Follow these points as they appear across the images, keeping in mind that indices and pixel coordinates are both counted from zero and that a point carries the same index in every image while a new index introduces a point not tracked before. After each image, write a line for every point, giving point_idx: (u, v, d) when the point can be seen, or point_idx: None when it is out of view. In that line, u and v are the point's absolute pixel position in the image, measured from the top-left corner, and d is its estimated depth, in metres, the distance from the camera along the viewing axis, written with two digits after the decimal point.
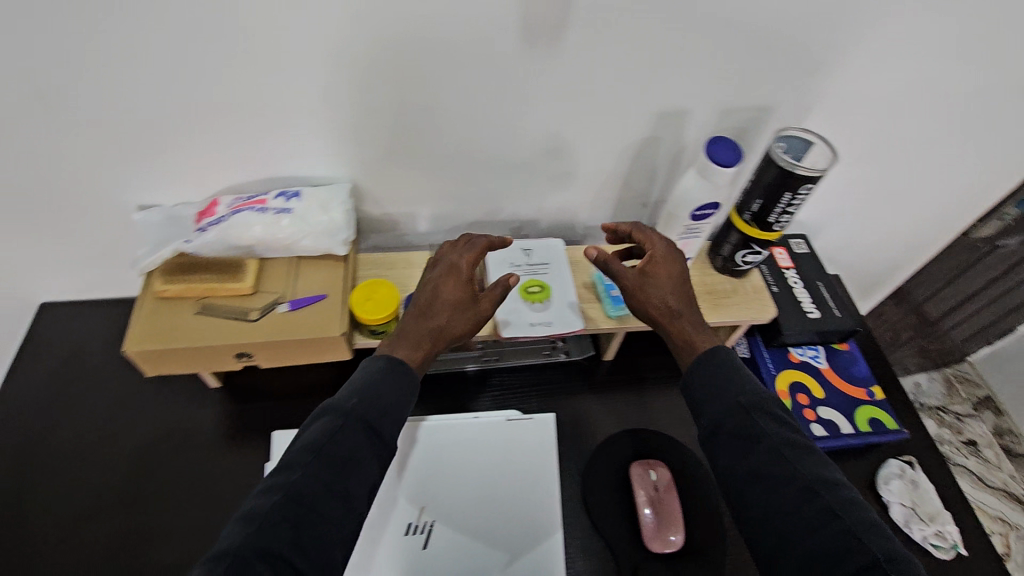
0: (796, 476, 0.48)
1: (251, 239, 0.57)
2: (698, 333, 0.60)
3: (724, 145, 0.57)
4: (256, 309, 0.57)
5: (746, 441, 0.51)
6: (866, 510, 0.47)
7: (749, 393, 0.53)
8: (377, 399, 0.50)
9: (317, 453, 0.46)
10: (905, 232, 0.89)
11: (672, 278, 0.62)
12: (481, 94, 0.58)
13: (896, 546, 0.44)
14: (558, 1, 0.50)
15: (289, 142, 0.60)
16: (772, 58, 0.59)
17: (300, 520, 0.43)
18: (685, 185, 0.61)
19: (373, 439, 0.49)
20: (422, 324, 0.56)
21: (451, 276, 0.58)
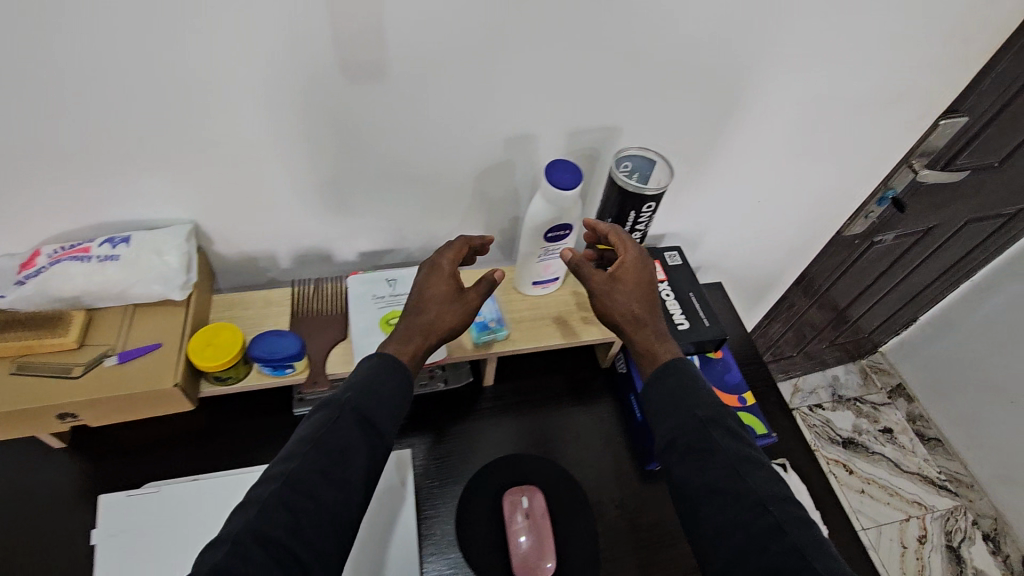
0: (749, 492, 0.49)
1: (74, 290, 0.54)
2: (658, 343, 0.59)
3: (563, 168, 0.57)
4: (81, 365, 0.53)
5: (699, 453, 0.52)
6: (812, 526, 0.48)
7: (708, 406, 0.54)
8: (374, 397, 0.52)
9: (314, 444, 0.48)
10: (781, 239, 0.93)
11: (639, 285, 0.61)
12: (316, 126, 0.57)
13: (840, 564, 0.45)
14: (370, 31, 0.50)
15: (117, 183, 0.57)
16: (607, 80, 0.60)
17: (299, 506, 0.45)
18: (533, 207, 0.60)
19: (368, 430, 0.50)
20: (412, 321, 0.58)
21: (434, 272, 0.60)
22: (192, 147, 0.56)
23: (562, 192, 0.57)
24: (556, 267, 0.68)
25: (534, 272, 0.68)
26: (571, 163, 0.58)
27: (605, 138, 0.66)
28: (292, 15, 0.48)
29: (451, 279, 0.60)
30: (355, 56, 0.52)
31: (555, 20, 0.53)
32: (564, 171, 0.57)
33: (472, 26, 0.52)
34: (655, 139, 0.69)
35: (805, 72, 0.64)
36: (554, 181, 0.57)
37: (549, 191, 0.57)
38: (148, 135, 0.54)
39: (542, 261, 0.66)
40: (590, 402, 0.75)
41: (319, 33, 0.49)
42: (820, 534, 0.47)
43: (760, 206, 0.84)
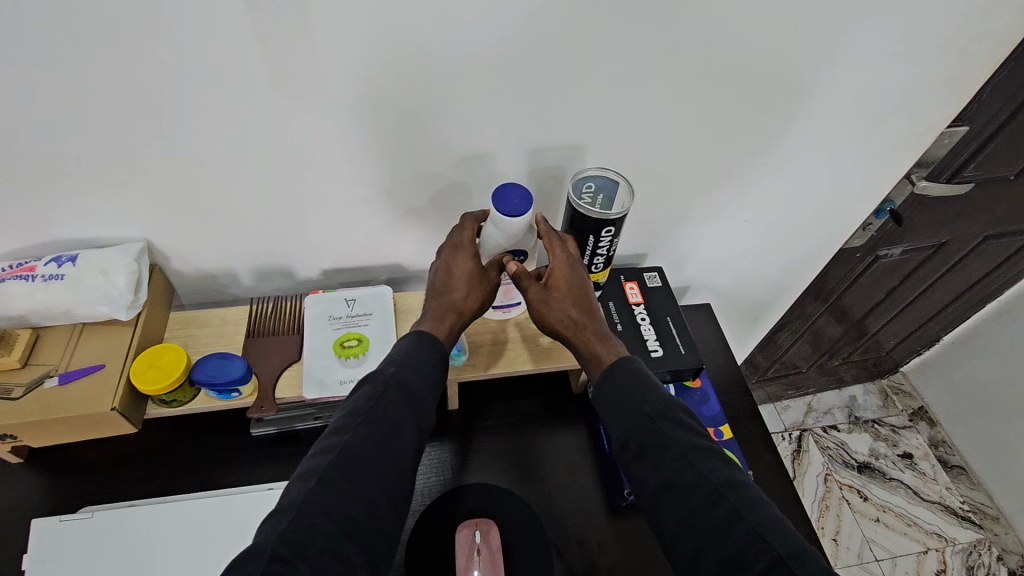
0: (702, 483, 0.45)
1: (18, 309, 0.54)
2: (603, 344, 0.55)
3: (510, 195, 0.53)
4: (21, 386, 0.53)
5: (649, 449, 0.48)
6: (769, 506, 0.45)
7: (653, 401, 0.50)
8: (415, 369, 0.50)
9: (365, 417, 0.46)
10: (775, 259, 0.88)
11: (572, 288, 0.56)
12: (264, 145, 0.55)
13: (800, 542, 0.42)
14: (310, 51, 0.49)
15: (67, 201, 0.56)
16: (567, 98, 0.57)
17: (358, 480, 0.43)
18: (485, 231, 0.57)
19: (415, 404, 0.48)
20: (444, 301, 0.56)
21: (462, 250, 0.57)
22: (142, 164, 0.55)
23: (511, 219, 0.53)
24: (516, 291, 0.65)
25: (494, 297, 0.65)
26: (520, 187, 0.54)
27: (569, 156, 0.63)
28: (223, 36, 0.46)
29: (477, 257, 0.57)
30: (297, 74, 0.50)
31: (504, 40, 0.51)
32: (512, 195, 0.53)
33: (416, 45, 0.50)
34: (626, 158, 0.65)
35: (787, 88, 0.60)
36: (502, 210, 0.53)
37: (497, 219, 0.54)
38: (96, 153, 0.53)
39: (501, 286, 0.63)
40: (560, 429, 0.71)
41: (255, 54, 0.48)
42: (777, 513, 0.44)
43: (748, 226, 0.79)
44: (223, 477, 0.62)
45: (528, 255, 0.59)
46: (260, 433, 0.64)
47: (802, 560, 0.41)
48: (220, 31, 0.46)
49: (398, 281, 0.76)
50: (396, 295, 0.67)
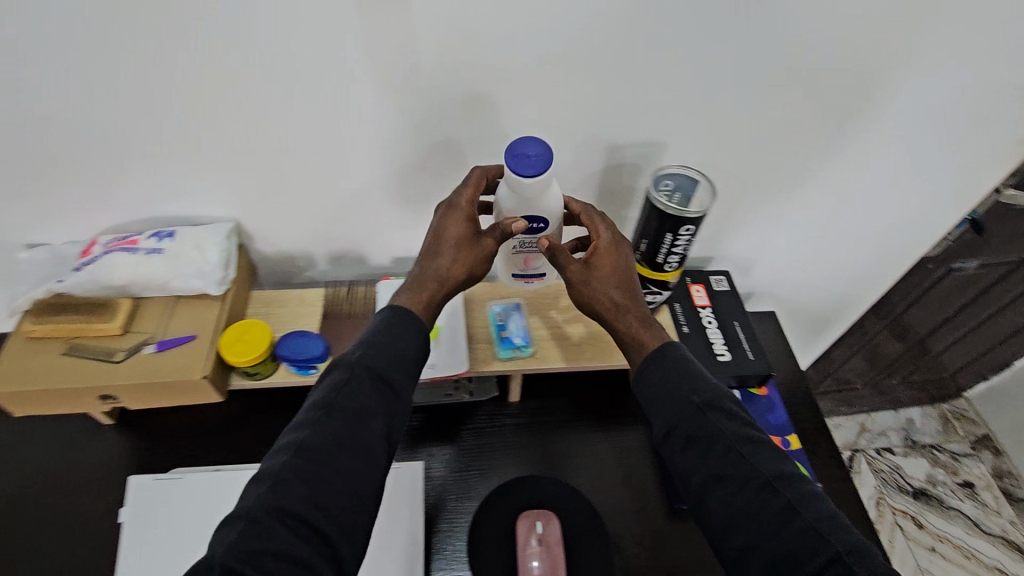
0: (754, 476, 0.44)
1: (122, 279, 0.57)
2: (644, 327, 0.54)
3: (522, 152, 0.51)
4: (122, 350, 0.56)
5: (701, 442, 0.46)
6: (825, 501, 0.43)
7: (702, 390, 0.48)
8: (385, 353, 0.48)
9: (327, 410, 0.44)
10: (846, 269, 0.85)
11: (616, 266, 0.56)
12: (351, 132, 0.57)
13: (858, 537, 0.41)
14: (406, 41, 0.50)
15: (167, 179, 0.60)
16: (650, 95, 0.57)
17: (316, 478, 0.42)
18: (500, 191, 0.55)
19: (383, 393, 0.47)
20: (428, 267, 0.54)
21: (456, 212, 0.55)
22: (236, 147, 0.58)
23: (520, 177, 0.51)
24: (538, 260, 0.62)
25: (513, 265, 0.63)
26: (533, 144, 0.52)
27: (645, 154, 0.63)
28: (327, 25, 0.48)
29: (470, 220, 0.55)
30: (388, 64, 0.52)
31: (593, 33, 0.51)
32: (529, 155, 0.51)
33: (506, 36, 0.50)
34: (702, 158, 0.65)
35: (874, 90, 0.59)
36: (517, 169, 0.51)
37: (511, 179, 0.52)
38: (195, 134, 0.56)
39: (519, 254, 0.61)
40: (618, 427, 0.71)
41: (352, 41, 0.50)
42: (832, 507, 0.43)
43: (820, 233, 0.77)
44: None
45: (547, 224, 0.57)
46: None
47: (860, 556, 0.40)
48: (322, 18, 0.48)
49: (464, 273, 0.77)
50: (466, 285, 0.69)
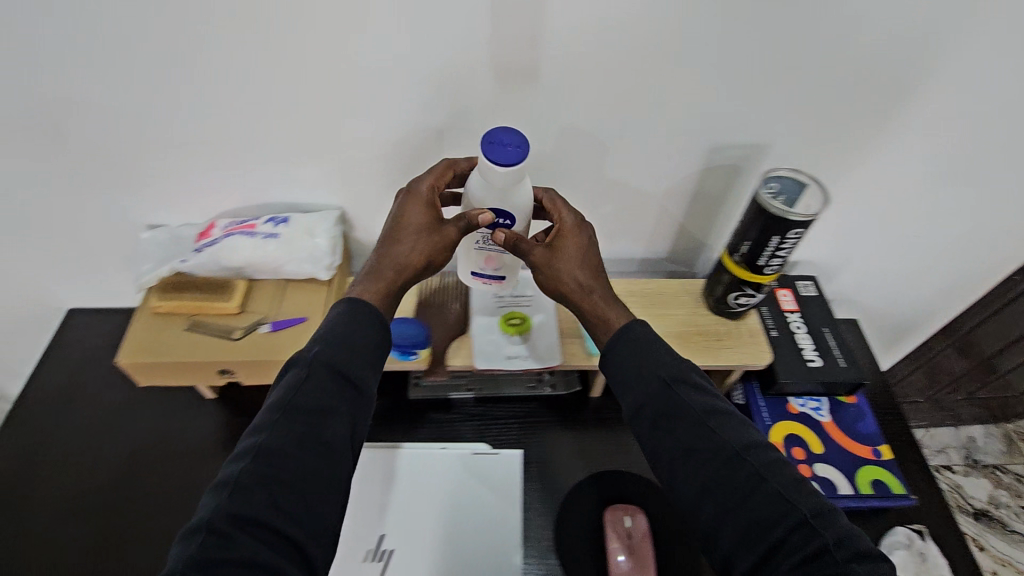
0: (722, 447, 0.45)
1: (240, 261, 0.60)
2: (611, 308, 0.55)
3: (498, 141, 0.50)
4: (239, 329, 0.59)
5: (669, 419, 0.48)
6: (788, 466, 0.45)
7: (668, 364, 0.50)
8: (345, 347, 0.48)
9: (283, 411, 0.44)
10: (935, 281, 0.83)
11: (577, 246, 0.57)
12: (460, 126, 0.59)
13: (820, 499, 0.43)
14: (527, 37, 0.51)
15: (282, 167, 0.63)
16: (759, 96, 0.57)
17: (275, 480, 0.41)
18: (472, 180, 0.54)
19: (344, 390, 0.46)
20: (388, 256, 0.54)
21: (417, 200, 0.55)
22: (348, 138, 0.60)
23: (497, 166, 0.50)
24: (499, 260, 0.60)
25: (473, 262, 0.61)
26: (506, 131, 0.51)
27: (746, 157, 0.63)
28: (453, 22, 0.50)
29: (430, 207, 0.55)
30: (505, 60, 0.53)
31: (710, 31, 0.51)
32: (507, 146, 0.50)
33: (621, 34, 0.51)
34: (803, 162, 0.64)
35: (993, 97, 0.57)
36: (492, 156, 0.49)
37: (484, 165, 0.50)
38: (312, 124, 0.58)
39: (481, 249, 0.59)
40: None
41: (473, 38, 0.51)
42: (796, 472, 0.45)
43: (914, 243, 0.75)
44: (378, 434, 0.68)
45: (514, 221, 0.55)
46: (416, 398, 0.70)
47: (823, 517, 0.42)
48: (444, 13, 0.49)
49: None
50: None
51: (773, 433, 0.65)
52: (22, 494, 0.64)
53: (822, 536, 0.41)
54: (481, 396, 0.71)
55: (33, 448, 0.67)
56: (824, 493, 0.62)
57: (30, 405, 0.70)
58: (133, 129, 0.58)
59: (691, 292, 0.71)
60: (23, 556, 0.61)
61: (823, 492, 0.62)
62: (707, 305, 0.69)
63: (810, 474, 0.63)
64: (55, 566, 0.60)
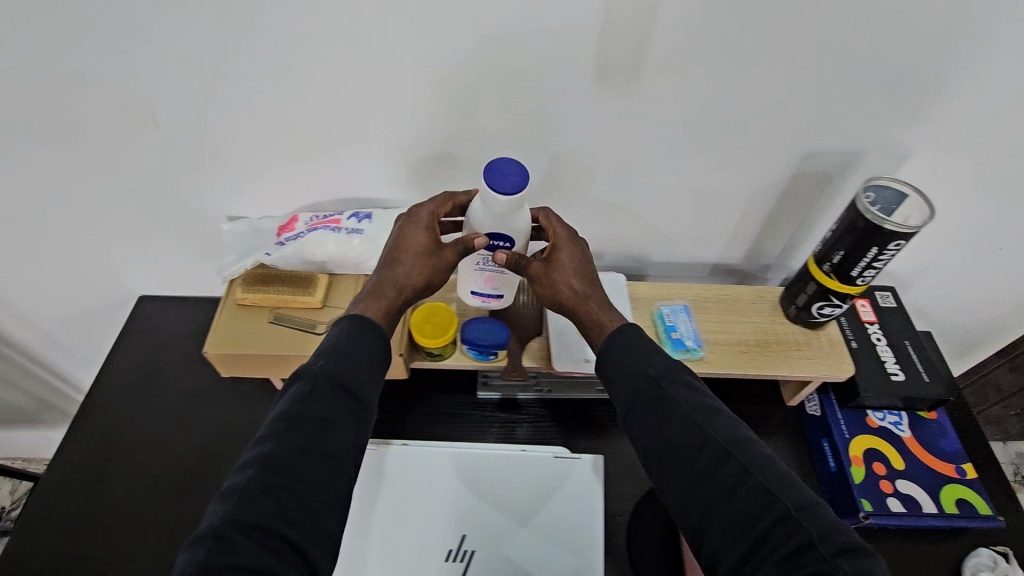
0: (708, 442, 0.45)
1: (323, 255, 0.61)
2: (606, 312, 0.56)
3: (500, 170, 0.50)
4: (323, 323, 0.60)
5: (657, 412, 0.48)
6: (776, 462, 0.44)
7: (657, 362, 0.50)
8: (348, 360, 0.47)
9: (288, 422, 0.43)
10: (1015, 298, 0.80)
11: (574, 258, 0.58)
12: (550, 127, 0.58)
13: (805, 494, 0.42)
14: (634, 39, 0.50)
15: (365, 163, 0.62)
16: (864, 103, 0.55)
17: (281, 491, 0.40)
18: (472, 206, 0.54)
19: (347, 399, 0.46)
20: (386, 277, 0.54)
21: (416, 223, 0.56)
22: (436, 137, 0.59)
23: (499, 194, 0.50)
24: (498, 280, 0.60)
25: (472, 282, 0.61)
26: (510, 162, 0.51)
27: (843, 162, 0.61)
28: (561, 22, 0.49)
29: (429, 230, 0.55)
30: (607, 61, 0.51)
31: (828, 32, 0.49)
32: (508, 173, 0.50)
33: (736, 33, 0.49)
34: (898, 172, 0.62)
35: None
36: (494, 185, 0.50)
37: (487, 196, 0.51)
38: (402, 121, 0.58)
39: (482, 269, 0.59)
40: (770, 437, 0.70)
41: (577, 39, 0.50)
42: (783, 466, 0.44)
43: (1001, 258, 0.73)
44: (451, 429, 0.69)
45: (512, 243, 0.55)
46: (485, 397, 0.71)
47: (807, 511, 0.41)
48: (552, 13, 0.48)
49: (619, 271, 0.77)
50: (627, 282, 0.70)
51: (852, 446, 0.64)
52: (97, 477, 0.65)
53: (806, 528, 0.40)
54: (551, 396, 0.71)
55: (107, 434, 0.68)
56: (906, 511, 0.60)
57: (104, 390, 0.71)
58: (223, 121, 0.57)
59: (768, 299, 0.69)
60: (99, 540, 0.61)
61: (905, 509, 0.60)
62: (785, 313, 0.67)
63: (891, 491, 0.61)
64: (134, 557, 0.60)
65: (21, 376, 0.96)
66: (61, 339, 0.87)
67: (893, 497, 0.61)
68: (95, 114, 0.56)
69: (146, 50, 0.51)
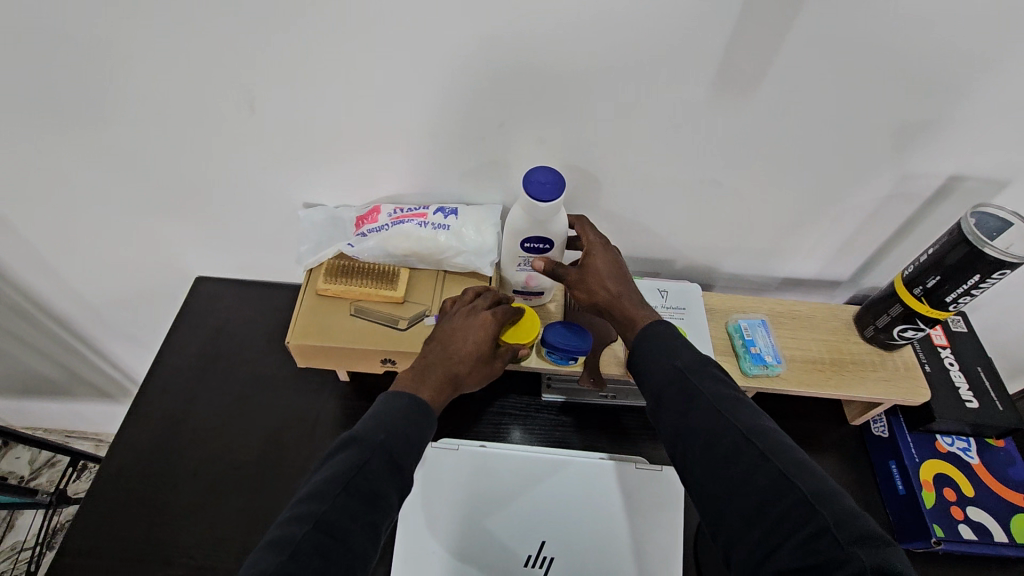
0: (729, 429, 0.44)
1: (406, 249, 0.62)
2: (637, 309, 0.55)
3: (539, 177, 0.53)
4: (405, 318, 0.61)
5: (682, 406, 0.46)
6: (797, 451, 0.43)
7: (686, 357, 0.49)
8: (404, 436, 0.46)
9: (347, 486, 0.42)
10: None
11: (608, 262, 0.57)
12: (651, 134, 0.57)
13: (825, 483, 0.40)
14: (759, 52, 0.49)
15: (452, 159, 0.61)
16: (979, 127, 0.54)
17: (331, 553, 0.39)
18: (511, 215, 0.57)
19: (396, 474, 0.45)
20: (442, 364, 0.52)
21: (484, 327, 0.55)
22: (531, 137, 0.58)
23: (536, 201, 0.52)
24: (539, 279, 0.64)
25: (516, 282, 0.64)
26: (546, 170, 0.53)
27: (940, 187, 0.60)
28: (688, 30, 0.47)
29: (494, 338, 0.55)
30: (725, 71, 0.50)
31: (960, 57, 0.48)
32: (544, 182, 0.52)
33: (870, 53, 0.48)
34: (995, 197, 0.61)
35: None
36: (532, 194, 0.52)
37: (528, 204, 0.53)
38: (500, 119, 0.56)
39: (522, 271, 0.62)
40: (833, 454, 0.70)
41: (699, 48, 0.49)
42: (803, 456, 0.42)
43: None
44: (517, 431, 0.68)
45: (550, 244, 0.58)
46: (550, 399, 0.70)
47: (824, 497, 0.39)
48: (680, 20, 0.47)
49: (689, 279, 0.77)
50: (701, 292, 0.69)
51: (922, 471, 0.64)
52: (162, 463, 0.64)
53: (821, 514, 0.38)
54: (615, 402, 0.70)
55: (169, 419, 0.67)
56: (978, 538, 0.61)
57: (164, 373, 0.70)
58: (315, 111, 0.55)
59: (841, 318, 0.69)
60: (166, 527, 0.61)
61: (976, 537, 0.61)
62: (861, 333, 0.67)
63: (963, 517, 0.62)
64: (202, 542, 0.60)
65: (59, 349, 0.94)
66: (109, 315, 0.86)
67: (964, 523, 0.61)
68: (187, 96, 0.54)
69: (252, 36, 0.49)
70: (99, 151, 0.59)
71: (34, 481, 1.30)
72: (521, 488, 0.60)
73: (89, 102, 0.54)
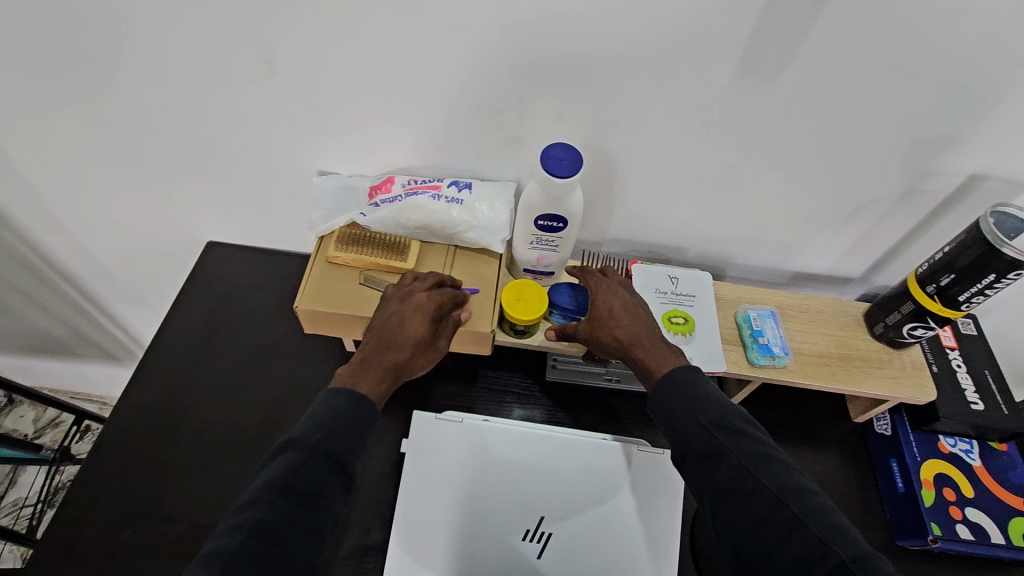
0: (760, 491, 0.43)
1: (418, 220, 0.62)
2: (657, 353, 0.54)
3: (558, 155, 0.52)
4: None
5: (708, 463, 0.46)
6: (832, 511, 0.43)
7: (710, 411, 0.48)
8: (343, 433, 0.46)
9: (282, 491, 0.42)
10: None
11: (625, 312, 0.56)
12: (669, 118, 0.56)
13: (861, 545, 0.41)
14: (785, 38, 0.48)
15: (467, 135, 0.60)
16: (1004, 125, 0.53)
17: (268, 561, 0.40)
18: (527, 191, 0.57)
19: (337, 472, 0.45)
20: (382, 355, 0.51)
21: (419, 311, 0.54)
22: (547, 115, 0.57)
23: (555, 176, 0.52)
24: (550, 259, 0.64)
25: (526, 260, 0.64)
26: (566, 148, 0.53)
27: (960, 186, 0.60)
28: (712, 13, 0.47)
29: (431, 321, 0.54)
30: (749, 56, 0.49)
31: (991, 53, 0.47)
32: (562, 159, 0.52)
33: (899, 45, 0.47)
34: (1015, 198, 0.60)
35: None
36: (550, 170, 0.52)
37: (544, 179, 0.53)
38: (517, 95, 0.55)
39: (534, 249, 0.62)
40: (833, 449, 0.70)
41: (725, 32, 0.48)
42: (837, 516, 0.42)
43: None
44: (519, 410, 0.69)
45: (564, 223, 0.58)
46: (553, 380, 0.71)
47: (863, 565, 0.39)
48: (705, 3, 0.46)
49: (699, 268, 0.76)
50: (711, 281, 0.69)
51: (923, 469, 0.64)
52: (163, 424, 0.65)
53: None
54: (617, 386, 0.70)
55: (173, 380, 0.68)
56: (975, 539, 0.61)
57: (171, 334, 0.70)
58: (331, 78, 0.55)
59: (850, 315, 0.69)
60: (164, 485, 0.62)
61: (973, 537, 0.61)
62: (869, 330, 0.67)
63: (961, 518, 0.62)
64: (201, 502, 0.61)
65: (67, 308, 0.95)
66: (118, 276, 0.86)
67: (961, 523, 0.61)
68: (203, 56, 0.53)
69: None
70: (114, 109, 0.59)
71: (38, 439, 1.31)
72: (518, 467, 0.60)
73: (105, 57, 0.54)
